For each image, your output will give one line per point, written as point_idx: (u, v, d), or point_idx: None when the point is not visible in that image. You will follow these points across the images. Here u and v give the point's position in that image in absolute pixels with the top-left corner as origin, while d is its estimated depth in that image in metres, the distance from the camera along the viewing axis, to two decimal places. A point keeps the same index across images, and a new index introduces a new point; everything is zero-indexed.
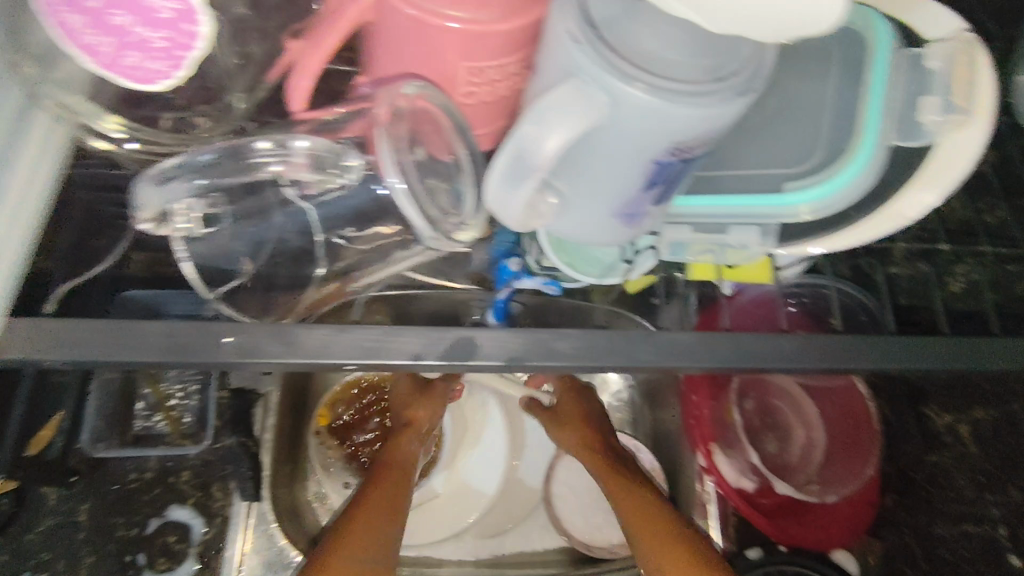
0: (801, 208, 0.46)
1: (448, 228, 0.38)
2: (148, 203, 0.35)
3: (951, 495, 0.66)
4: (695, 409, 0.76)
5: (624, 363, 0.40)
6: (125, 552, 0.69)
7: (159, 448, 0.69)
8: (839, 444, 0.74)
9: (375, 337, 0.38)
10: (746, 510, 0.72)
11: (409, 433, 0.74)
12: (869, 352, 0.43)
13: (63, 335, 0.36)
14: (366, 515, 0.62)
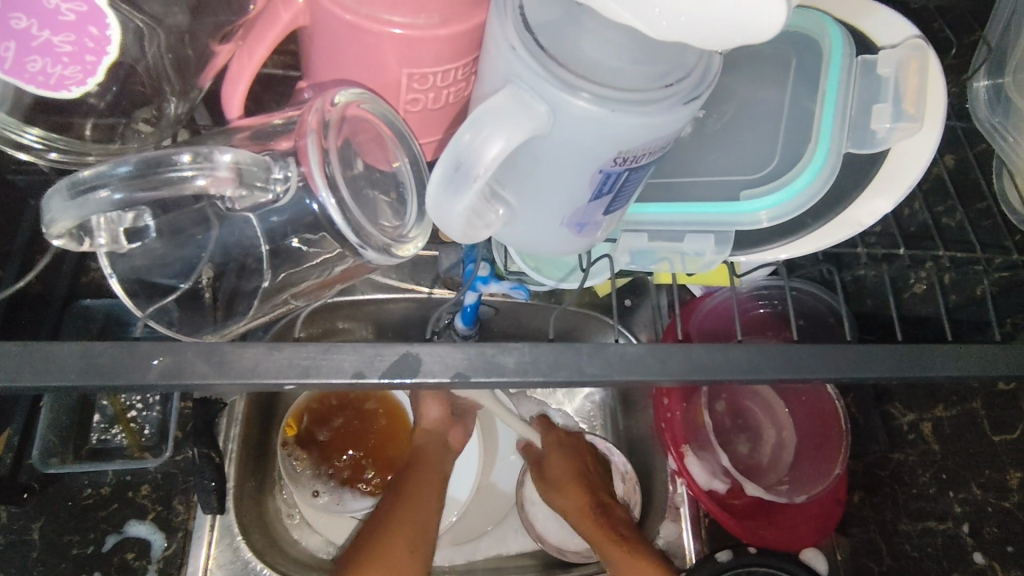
0: (761, 213, 0.45)
1: (384, 242, 0.36)
2: (56, 218, 0.30)
3: (914, 492, 0.66)
4: (667, 413, 0.75)
5: (572, 377, 0.39)
6: (80, 571, 0.66)
7: (116, 462, 0.69)
8: (809, 444, 0.74)
9: (310, 356, 0.36)
10: (718, 513, 0.72)
11: (425, 435, 0.76)
12: (825, 360, 0.43)
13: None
14: (392, 543, 0.66)
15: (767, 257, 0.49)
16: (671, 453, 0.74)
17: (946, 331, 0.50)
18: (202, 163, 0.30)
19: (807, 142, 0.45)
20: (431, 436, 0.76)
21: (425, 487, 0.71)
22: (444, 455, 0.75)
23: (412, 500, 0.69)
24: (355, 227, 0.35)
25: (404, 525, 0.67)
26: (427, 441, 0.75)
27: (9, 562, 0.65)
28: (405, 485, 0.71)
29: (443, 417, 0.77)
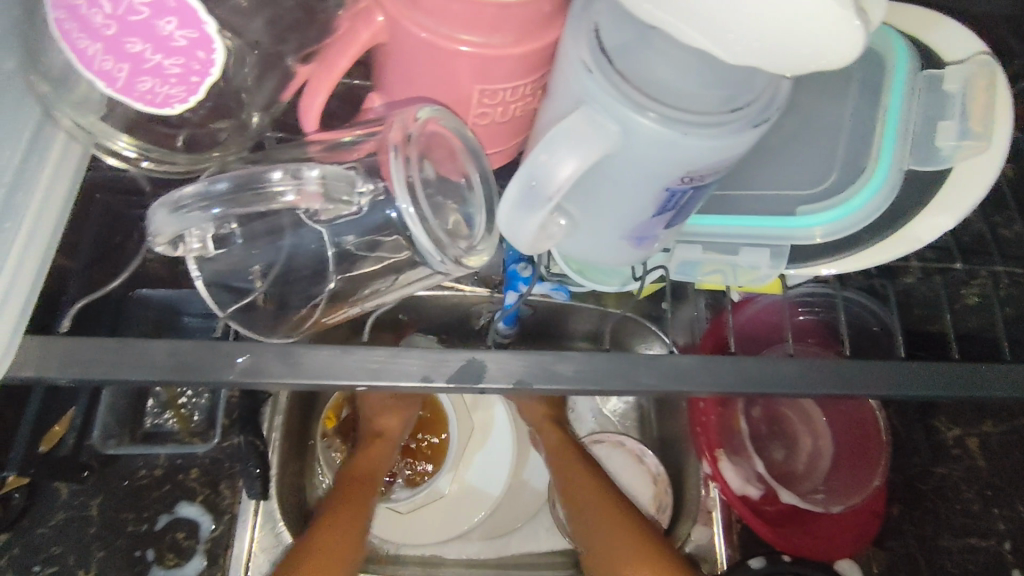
0: (817, 229, 0.45)
1: (457, 252, 0.37)
2: (161, 230, 0.34)
3: (958, 508, 0.66)
4: (703, 417, 0.77)
5: (627, 385, 0.40)
6: (134, 547, 0.71)
7: (170, 445, 0.73)
8: (845, 455, 0.74)
9: (379, 359, 0.38)
10: (751, 518, 0.73)
11: (377, 446, 0.79)
12: (878, 376, 0.43)
13: (77, 352, 0.36)
14: (320, 567, 0.64)
15: (821, 271, 0.49)
16: (706, 457, 0.76)
17: (1000, 350, 0.50)
18: (293, 178, 0.33)
19: (866, 158, 0.45)
20: (382, 444, 0.79)
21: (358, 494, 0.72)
22: (375, 472, 0.76)
23: (344, 526, 0.68)
24: (432, 237, 0.36)
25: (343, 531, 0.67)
26: (377, 451, 0.78)
27: (66, 539, 0.69)
28: (330, 512, 0.69)
29: (398, 431, 0.80)
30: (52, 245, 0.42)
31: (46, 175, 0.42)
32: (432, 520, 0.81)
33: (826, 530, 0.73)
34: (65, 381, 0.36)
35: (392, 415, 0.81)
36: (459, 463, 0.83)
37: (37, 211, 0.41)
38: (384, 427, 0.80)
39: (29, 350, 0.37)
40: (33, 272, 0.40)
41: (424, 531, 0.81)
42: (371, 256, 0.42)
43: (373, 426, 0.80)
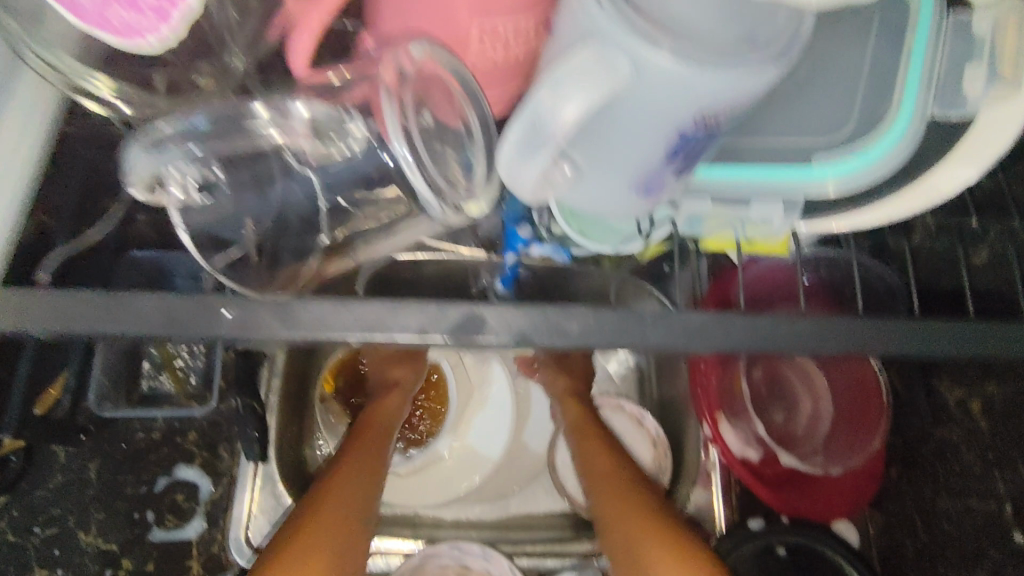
0: (830, 181, 0.46)
1: (456, 199, 0.36)
2: (139, 168, 0.34)
3: (959, 470, 0.70)
4: (704, 380, 0.86)
5: (636, 342, 0.38)
6: (147, 491, 0.96)
7: (164, 406, 0.93)
8: (843, 417, 0.84)
9: (379, 312, 0.36)
10: (750, 478, 0.84)
11: (396, 392, 0.87)
12: (896, 333, 0.42)
13: (63, 305, 0.35)
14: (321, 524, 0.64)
15: (835, 225, 0.48)
16: (708, 419, 0.85)
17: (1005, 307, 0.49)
18: (282, 113, 0.37)
19: (885, 106, 0.44)
20: (398, 394, 0.86)
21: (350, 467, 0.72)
22: (371, 450, 0.77)
23: (344, 492, 0.69)
24: (429, 182, 0.34)
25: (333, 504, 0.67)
26: (393, 400, 0.85)
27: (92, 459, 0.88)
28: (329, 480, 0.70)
29: (392, 412, 0.84)
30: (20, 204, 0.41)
31: (16, 112, 0.42)
32: (423, 486, 0.90)
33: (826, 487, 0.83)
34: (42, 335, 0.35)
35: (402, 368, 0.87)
36: (458, 427, 0.93)
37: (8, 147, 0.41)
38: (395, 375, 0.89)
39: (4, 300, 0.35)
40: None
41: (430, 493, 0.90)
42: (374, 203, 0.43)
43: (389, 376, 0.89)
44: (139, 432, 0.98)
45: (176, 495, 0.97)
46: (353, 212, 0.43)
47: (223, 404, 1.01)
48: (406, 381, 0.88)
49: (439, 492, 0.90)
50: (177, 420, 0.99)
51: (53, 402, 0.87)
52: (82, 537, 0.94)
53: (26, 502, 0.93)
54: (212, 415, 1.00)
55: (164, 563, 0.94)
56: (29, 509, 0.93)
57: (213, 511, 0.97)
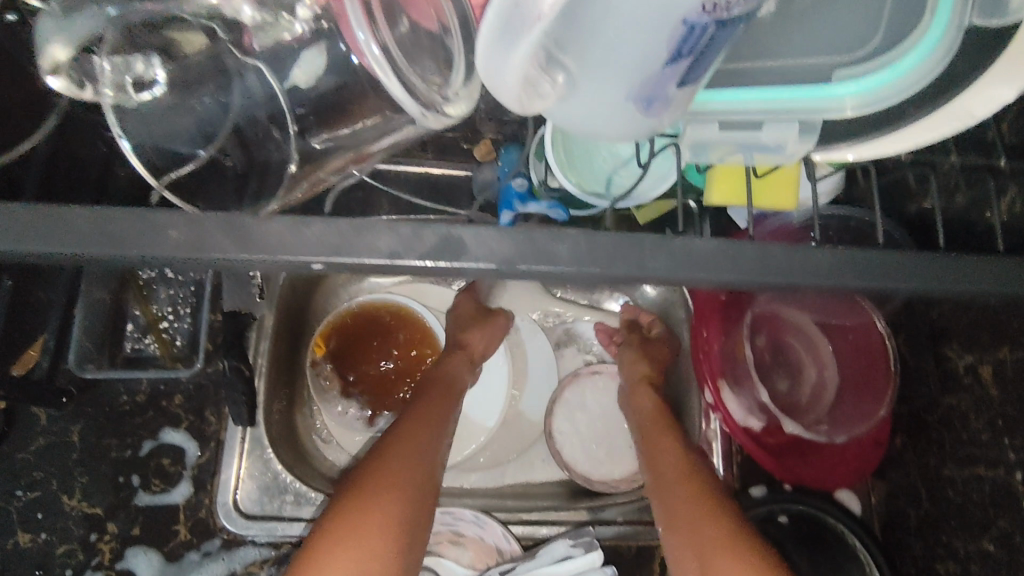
0: (846, 101, 0.45)
1: (435, 101, 0.43)
2: (53, 43, 0.41)
3: (965, 436, 0.83)
4: (705, 344, 0.98)
5: (633, 272, 0.41)
6: (121, 473, 0.93)
7: (153, 368, 0.94)
8: (850, 383, 0.95)
9: (342, 234, 0.40)
10: (751, 445, 0.95)
11: (460, 355, 0.99)
12: (914, 270, 0.43)
13: (10, 221, 0.39)
14: (356, 531, 0.69)
15: (849, 153, 0.49)
16: (710, 386, 0.97)
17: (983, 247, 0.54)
18: None
19: (913, 25, 0.43)
20: (460, 355, 0.99)
21: (396, 475, 0.76)
22: (423, 444, 0.81)
23: (382, 499, 0.73)
24: (405, 81, 0.41)
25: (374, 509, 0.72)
26: (455, 360, 0.98)
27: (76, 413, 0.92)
28: (372, 469, 0.76)
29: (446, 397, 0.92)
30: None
31: None
32: None
33: (832, 452, 0.95)
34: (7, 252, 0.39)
35: (473, 331, 1.02)
36: None
37: None
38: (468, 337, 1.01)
39: None
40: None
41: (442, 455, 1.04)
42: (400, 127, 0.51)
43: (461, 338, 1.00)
44: (123, 395, 0.96)
45: (162, 459, 0.94)
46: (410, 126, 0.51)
47: (210, 366, 0.98)
48: (474, 345, 1.00)
49: (471, 443, 1.05)
50: (162, 382, 0.97)
51: (34, 362, 0.88)
52: (66, 501, 0.91)
53: (8, 465, 0.91)
54: (199, 377, 0.98)
55: (150, 529, 0.92)
56: (11, 472, 0.91)
57: (200, 476, 0.94)
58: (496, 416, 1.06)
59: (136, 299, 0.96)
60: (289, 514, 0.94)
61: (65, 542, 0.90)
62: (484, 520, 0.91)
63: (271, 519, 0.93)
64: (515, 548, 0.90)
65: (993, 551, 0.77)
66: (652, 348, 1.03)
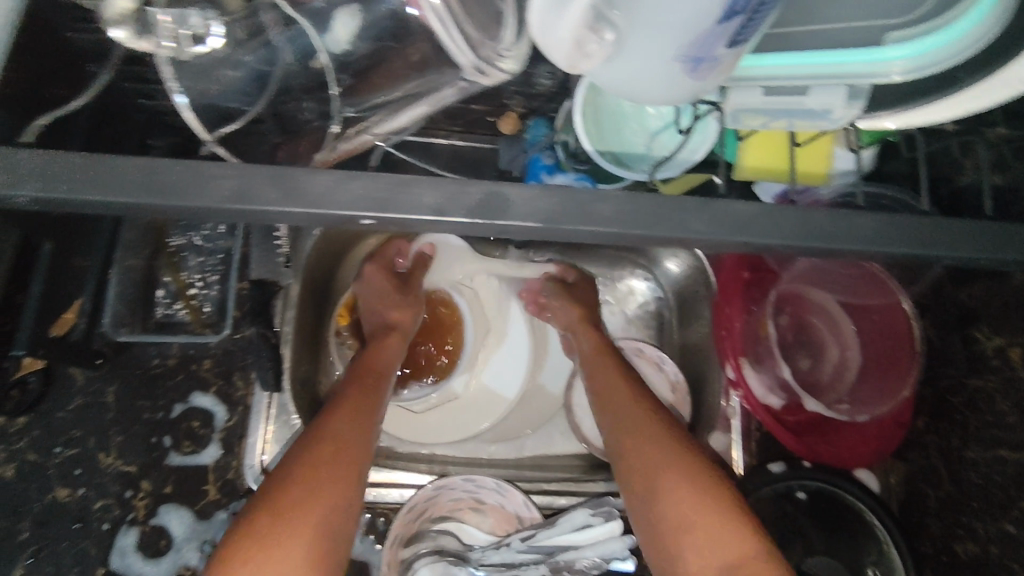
0: (896, 66, 0.49)
1: (487, 55, 0.51)
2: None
3: (992, 420, 0.82)
4: (728, 322, 0.98)
5: (677, 231, 0.48)
6: (154, 434, 0.96)
7: (184, 334, 0.97)
8: (872, 364, 0.95)
9: (388, 190, 0.47)
10: (772, 423, 0.93)
11: (392, 336, 0.98)
12: (948, 240, 0.50)
13: (69, 162, 0.45)
14: (291, 525, 0.68)
15: (884, 125, 0.58)
16: (733, 364, 0.96)
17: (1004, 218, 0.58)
18: None
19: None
20: (395, 336, 0.98)
21: (332, 466, 0.74)
22: (358, 438, 0.79)
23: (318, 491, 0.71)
24: (456, 33, 0.49)
25: (311, 500, 0.70)
26: (390, 346, 0.96)
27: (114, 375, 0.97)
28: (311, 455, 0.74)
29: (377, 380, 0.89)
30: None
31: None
32: (458, 415, 1.06)
33: (852, 432, 0.95)
34: (63, 198, 0.45)
35: (398, 310, 1.01)
36: (474, 366, 1.07)
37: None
38: (396, 317, 1.00)
39: (34, 159, 0.45)
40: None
41: (455, 428, 1.05)
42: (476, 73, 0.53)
43: (388, 319, 0.99)
44: (154, 358, 0.99)
45: (192, 422, 0.97)
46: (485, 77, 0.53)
47: (238, 333, 1.01)
48: (401, 324, 0.99)
49: (489, 415, 1.06)
50: (192, 347, 0.99)
51: (70, 325, 0.90)
52: (103, 458, 0.94)
53: (47, 424, 0.93)
54: (227, 343, 1.01)
55: (181, 488, 0.95)
56: (50, 431, 0.93)
57: (229, 439, 0.97)
58: (516, 388, 1.07)
59: (167, 267, 0.99)
60: None
61: (102, 498, 0.92)
62: (504, 489, 0.92)
63: None
64: (534, 515, 0.90)
65: (1014, 532, 0.78)
66: (582, 295, 1.06)
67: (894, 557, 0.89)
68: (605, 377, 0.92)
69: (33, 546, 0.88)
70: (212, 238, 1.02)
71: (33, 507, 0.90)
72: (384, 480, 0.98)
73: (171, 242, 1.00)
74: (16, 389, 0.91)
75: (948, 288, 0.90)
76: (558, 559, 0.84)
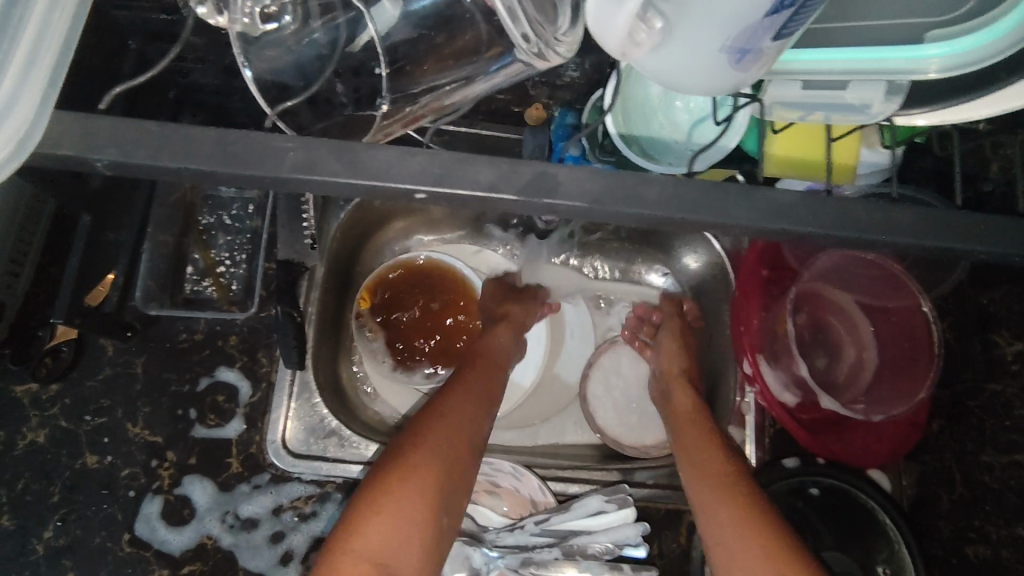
0: (933, 62, 0.49)
1: (545, 39, 0.53)
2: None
3: (1008, 424, 0.83)
4: (747, 319, 0.98)
5: (715, 216, 0.49)
6: (179, 406, 0.98)
7: (211, 312, 1.00)
8: (889, 364, 0.96)
9: (443, 167, 0.49)
10: (791, 422, 0.95)
11: (505, 326, 1.04)
12: (984, 235, 0.50)
13: (141, 130, 0.48)
14: (402, 494, 0.76)
15: (914, 122, 0.60)
16: (750, 359, 0.98)
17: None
18: None
19: None
20: (507, 330, 1.04)
21: (439, 442, 0.82)
22: (464, 421, 0.86)
23: (427, 464, 0.79)
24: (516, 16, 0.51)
25: (421, 473, 0.78)
26: (504, 337, 1.03)
27: (145, 348, 1.00)
28: (421, 429, 0.83)
29: (481, 385, 0.93)
30: (68, 44, 0.51)
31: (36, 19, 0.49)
32: None
33: (867, 431, 0.96)
34: (135, 163, 0.48)
35: (512, 306, 1.08)
36: None
37: (39, 39, 0.49)
38: (509, 309, 1.07)
39: (104, 128, 0.48)
40: (48, 71, 0.49)
41: None
42: (533, 57, 0.55)
43: (499, 310, 1.07)
44: (182, 333, 1.00)
45: (217, 396, 0.99)
46: (543, 59, 0.55)
47: (263, 312, 1.03)
48: (515, 315, 1.06)
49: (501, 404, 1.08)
50: (218, 323, 1.01)
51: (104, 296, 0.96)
52: (130, 428, 0.97)
53: (77, 392, 0.97)
54: (253, 321, 1.02)
55: (205, 460, 0.96)
56: (81, 399, 0.97)
57: (252, 414, 0.99)
58: (530, 377, 1.10)
59: (196, 244, 1.03)
60: (333, 455, 0.98)
61: (128, 466, 0.95)
62: (520, 473, 0.94)
63: (317, 459, 0.97)
64: (548, 500, 0.92)
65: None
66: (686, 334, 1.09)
67: (903, 556, 0.89)
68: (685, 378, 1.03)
69: (62, 510, 0.93)
70: (241, 217, 1.05)
71: (64, 472, 0.94)
72: None
73: (201, 221, 1.04)
74: (50, 357, 0.97)
75: (965, 289, 0.92)
76: (571, 543, 0.86)
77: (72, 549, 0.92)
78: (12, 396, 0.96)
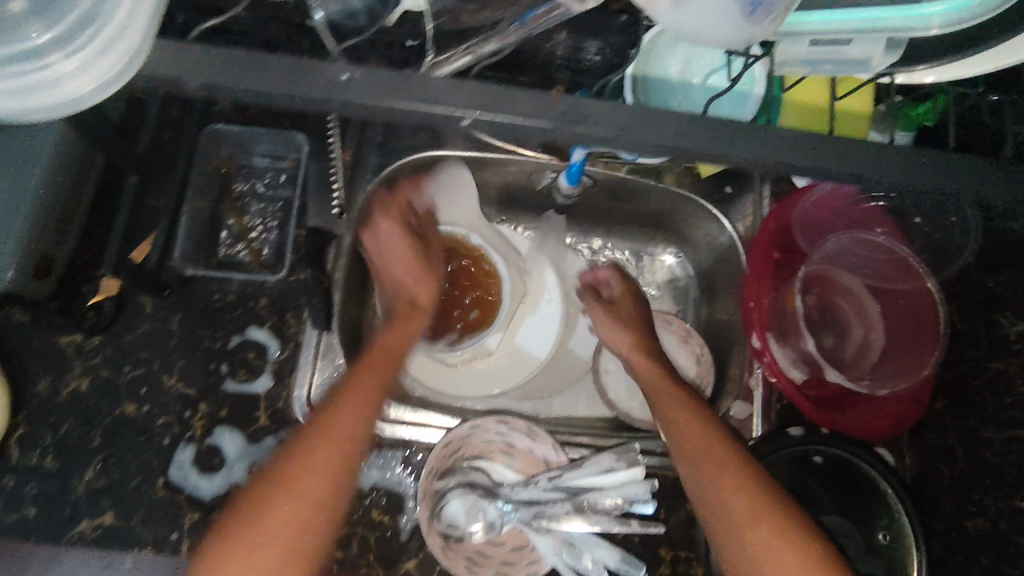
0: (935, 20, 0.56)
1: None
2: None
3: (1008, 402, 0.86)
4: (757, 295, 1.02)
5: (723, 147, 0.56)
6: (212, 360, 1.03)
7: (244, 274, 1.06)
8: (896, 343, 0.99)
9: (489, 91, 0.56)
10: (801, 397, 0.99)
11: (416, 315, 0.97)
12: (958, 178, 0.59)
13: (222, 56, 0.55)
14: (268, 522, 0.71)
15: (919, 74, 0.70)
16: (759, 334, 1.02)
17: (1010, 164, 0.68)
18: None
19: None
20: (413, 320, 0.96)
21: (316, 455, 0.76)
22: (347, 428, 0.79)
23: (297, 486, 0.73)
24: None
25: (285, 500, 0.72)
26: (409, 330, 0.95)
27: (181, 307, 1.05)
28: (300, 440, 0.77)
29: (378, 384, 0.85)
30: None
31: None
32: (491, 370, 1.12)
33: (871, 406, 1.00)
34: (218, 85, 0.55)
35: (421, 285, 0.99)
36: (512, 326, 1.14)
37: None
38: (416, 291, 0.98)
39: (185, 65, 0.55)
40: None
41: (486, 378, 1.12)
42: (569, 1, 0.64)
43: (410, 295, 0.98)
44: (215, 293, 1.05)
45: (247, 353, 1.04)
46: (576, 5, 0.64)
47: (293, 276, 1.07)
48: (422, 300, 0.98)
49: (518, 374, 1.12)
50: (250, 285, 1.06)
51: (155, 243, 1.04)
52: (166, 380, 1.02)
53: (118, 344, 1.03)
54: (283, 285, 1.07)
55: (235, 413, 1.01)
56: (122, 350, 1.03)
57: (280, 371, 1.03)
58: (547, 349, 1.13)
59: (231, 210, 1.11)
60: None
61: (164, 415, 1.01)
62: (536, 433, 0.99)
63: None
64: (562, 459, 0.97)
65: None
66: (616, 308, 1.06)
67: (903, 523, 0.92)
68: (656, 367, 0.96)
69: (102, 453, 0.98)
70: (273, 186, 1.13)
71: (105, 419, 1.00)
72: (419, 420, 1.04)
73: (235, 188, 1.12)
74: (93, 312, 1.02)
75: (972, 273, 0.95)
76: (581, 498, 0.90)
77: (111, 490, 0.97)
78: (58, 346, 1.02)
